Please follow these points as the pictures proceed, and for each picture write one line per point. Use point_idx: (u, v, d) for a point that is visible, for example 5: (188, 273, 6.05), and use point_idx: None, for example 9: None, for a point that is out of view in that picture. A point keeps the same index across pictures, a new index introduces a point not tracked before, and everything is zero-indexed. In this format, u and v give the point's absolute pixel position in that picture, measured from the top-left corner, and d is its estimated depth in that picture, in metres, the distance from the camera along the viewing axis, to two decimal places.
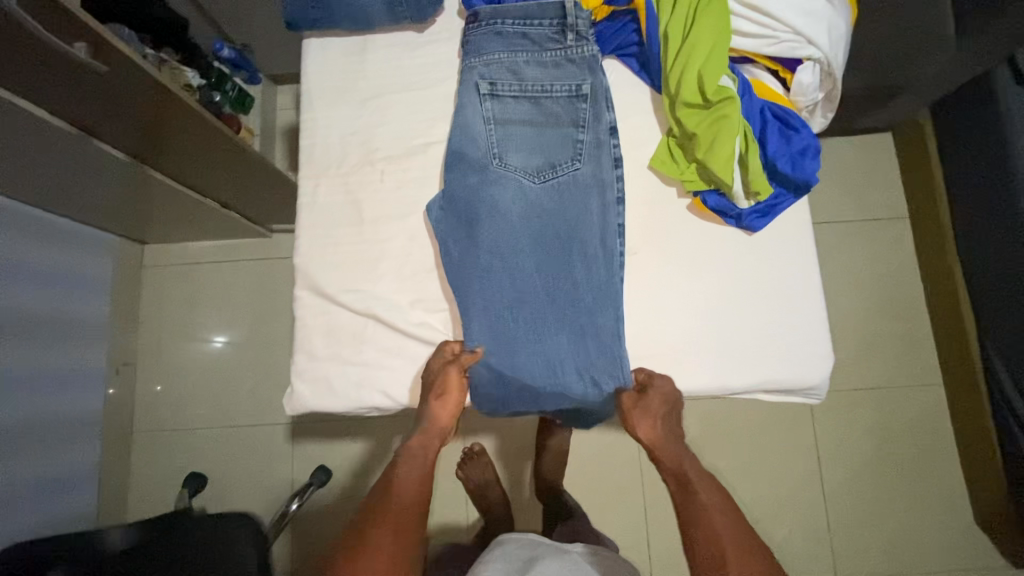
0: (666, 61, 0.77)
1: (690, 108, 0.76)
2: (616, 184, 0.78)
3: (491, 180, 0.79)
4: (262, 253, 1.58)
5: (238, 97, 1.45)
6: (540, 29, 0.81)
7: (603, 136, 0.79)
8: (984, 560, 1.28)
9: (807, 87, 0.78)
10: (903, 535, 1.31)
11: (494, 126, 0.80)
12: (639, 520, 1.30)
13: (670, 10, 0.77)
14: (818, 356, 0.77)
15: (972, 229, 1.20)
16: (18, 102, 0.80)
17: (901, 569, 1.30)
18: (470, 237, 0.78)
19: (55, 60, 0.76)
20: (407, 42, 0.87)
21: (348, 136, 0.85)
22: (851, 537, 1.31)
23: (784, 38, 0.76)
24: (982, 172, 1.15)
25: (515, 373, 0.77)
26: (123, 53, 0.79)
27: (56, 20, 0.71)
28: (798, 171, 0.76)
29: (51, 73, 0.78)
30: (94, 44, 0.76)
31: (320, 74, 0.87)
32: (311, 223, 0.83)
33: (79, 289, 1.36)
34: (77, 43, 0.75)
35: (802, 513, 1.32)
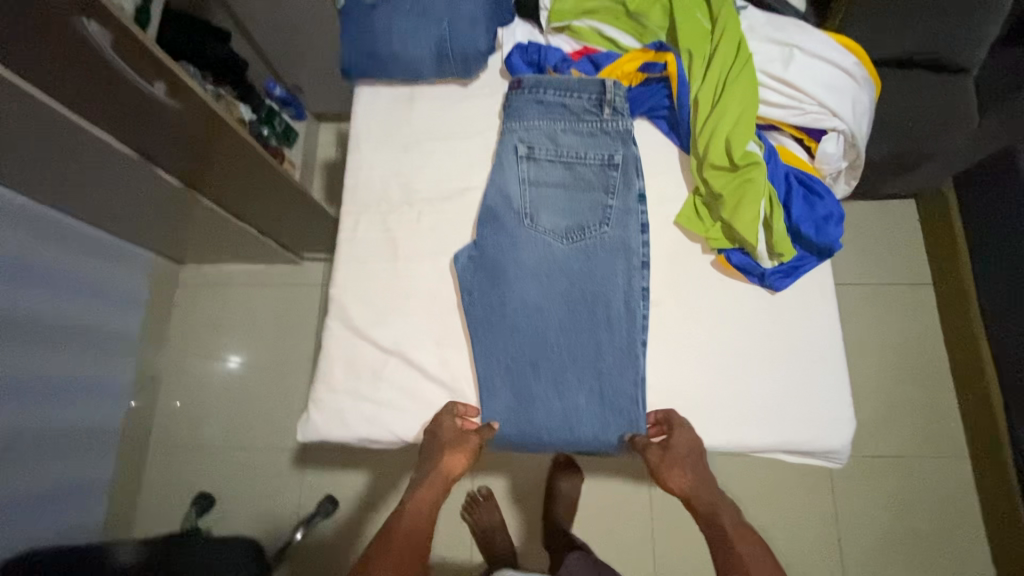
0: (695, 128, 0.82)
1: (717, 169, 0.80)
2: (642, 250, 0.82)
3: (522, 240, 0.83)
4: (291, 278, 1.64)
5: (284, 131, 1.56)
6: (579, 101, 0.85)
7: (631, 205, 0.83)
8: None
9: (830, 156, 0.82)
10: None
11: (528, 187, 0.85)
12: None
13: (702, 77, 0.81)
14: (839, 421, 0.77)
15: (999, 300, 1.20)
16: (97, 131, 0.87)
17: None
18: (499, 292, 0.81)
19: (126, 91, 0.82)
20: (451, 94, 0.93)
21: (388, 178, 0.90)
22: None
23: (810, 110, 0.80)
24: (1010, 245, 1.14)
25: (533, 427, 0.79)
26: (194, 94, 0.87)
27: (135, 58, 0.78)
28: (822, 236, 0.78)
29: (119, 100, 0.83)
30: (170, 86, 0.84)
31: (369, 118, 0.93)
32: (347, 256, 0.87)
33: (116, 302, 1.42)
34: (156, 83, 0.83)
35: None
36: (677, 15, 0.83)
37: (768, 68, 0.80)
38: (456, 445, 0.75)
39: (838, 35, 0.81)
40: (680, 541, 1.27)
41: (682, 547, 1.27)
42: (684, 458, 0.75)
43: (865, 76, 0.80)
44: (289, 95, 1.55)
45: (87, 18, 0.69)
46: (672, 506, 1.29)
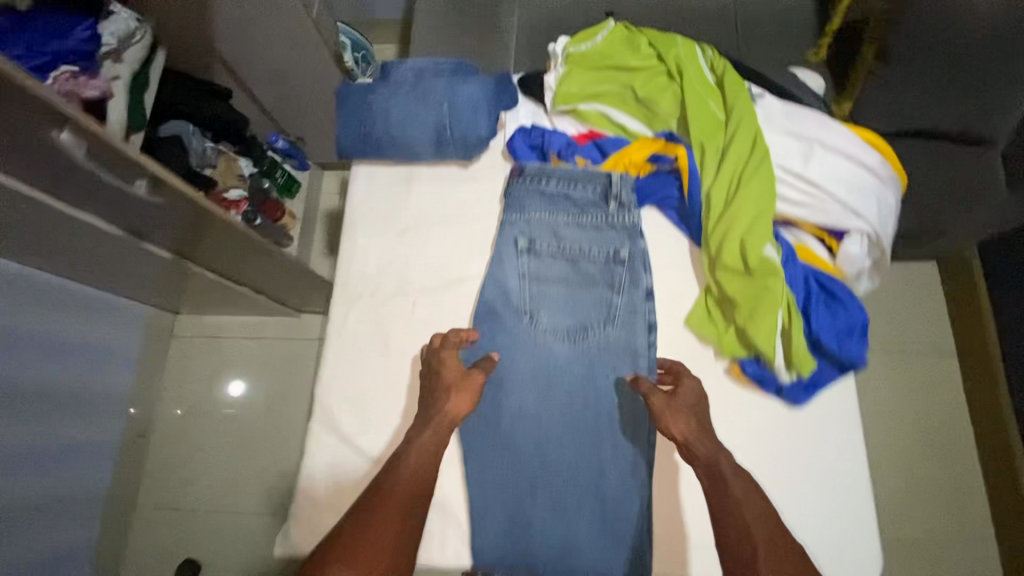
0: (707, 226, 0.77)
1: (731, 273, 0.74)
2: (649, 355, 0.76)
3: (521, 341, 0.78)
4: (289, 331, 1.60)
5: (286, 183, 1.52)
6: (582, 194, 0.82)
7: (639, 304, 0.78)
8: None
9: (852, 257, 0.76)
10: None
11: (528, 283, 0.80)
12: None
13: (714, 173, 0.77)
14: (867, 553, 0.70)
15: None
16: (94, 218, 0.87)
17: None
18: (496, 398, 0.77)
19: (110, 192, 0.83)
20: (451, 175, 0.89)
21: (382, 265, 0.86)
22: None
23: (831, 209, 0.74)
24: None
25: (531, 549, 0.73)
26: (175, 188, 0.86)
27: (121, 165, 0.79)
28: (845, 348, 0.72)
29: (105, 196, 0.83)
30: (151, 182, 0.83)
31: (364, 200, 0.89)
32: (336, 350, 0.82)
33: (111, 360, 1.38)
34: (137, 182, 0.83)
35: None
36: (688, 104, 0.79)
37: (786, 163, 0.75)
38: (461, 387, 0.73)
39: (862, 129, 0.76)
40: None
41: None
42: (688, 407, 0.71)
43: (891, 174, 0.75)
44: (292, 147, 1.53)
45: (61, 131, 0.71)
46: None
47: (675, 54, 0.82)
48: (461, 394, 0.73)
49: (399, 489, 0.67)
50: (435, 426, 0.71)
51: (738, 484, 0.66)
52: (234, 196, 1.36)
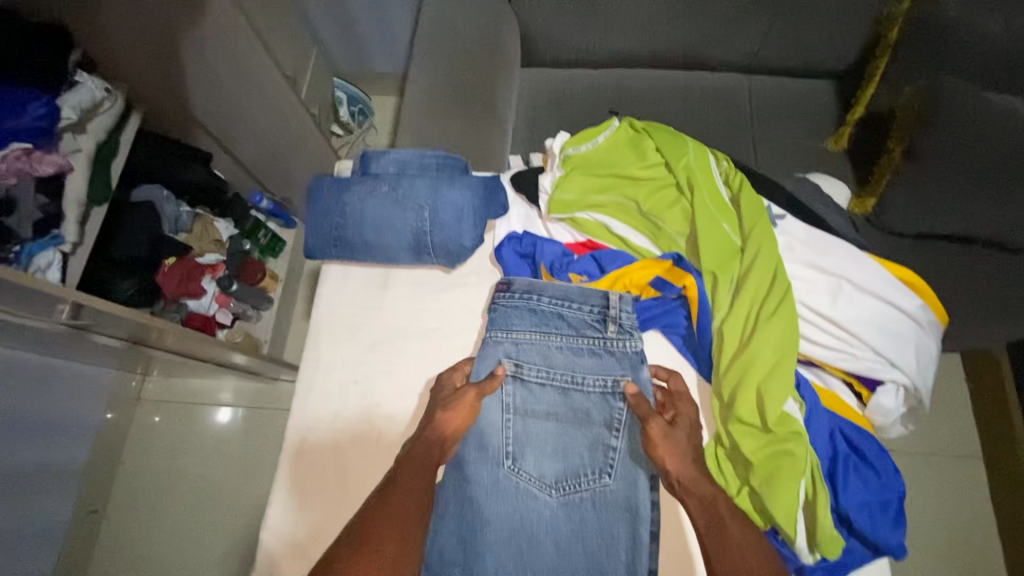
0: (718, 367, 0.67)
1: (744, 426, 0.64)
2: (652, 515, 0.65)
3: (500, 486, 0.67)
4: (262, 400, 1.49)
5: (270, 244, 1.43)
6: (578, 313, 0.72)
7: (641, 451, 0.67)
8: None
9: (886, 409, 0.66)
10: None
11: (511, 418, 0.69)
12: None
13: (728, 307, 0.68)
14: None
15: None
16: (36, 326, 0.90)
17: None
18: (467, 556, 0.64)
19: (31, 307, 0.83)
20: (432, 281, 0.80)
21: (350, 382, 0.76)
22: None
23: (863, 356, 0.64)
24: None
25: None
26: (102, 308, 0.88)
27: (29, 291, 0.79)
28: (879, 527, 0.61)
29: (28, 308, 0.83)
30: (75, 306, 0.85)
31: (333, 305, 0.80)
32: (289, 483, 0.71)
33: (68, 434, 1.27)
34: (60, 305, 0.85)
35: None
36: (700, 223, 0.70)
37: (811, 301, 0.66)
38: (450, 404, 0.66)
39: (894, 264, 0.68)
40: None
41: None
42: (685, 437, 0.63)
43: (930, 319, 0.67)
44: (278, 207, 1.44)
45: None
46: None
47: (686, 164, 0.73)
48: (456, 411, 0.65)
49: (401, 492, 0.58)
50: (420, 438, 0.64)
51: (744, 532, 0.56)
52: (209, 259, 1.27)
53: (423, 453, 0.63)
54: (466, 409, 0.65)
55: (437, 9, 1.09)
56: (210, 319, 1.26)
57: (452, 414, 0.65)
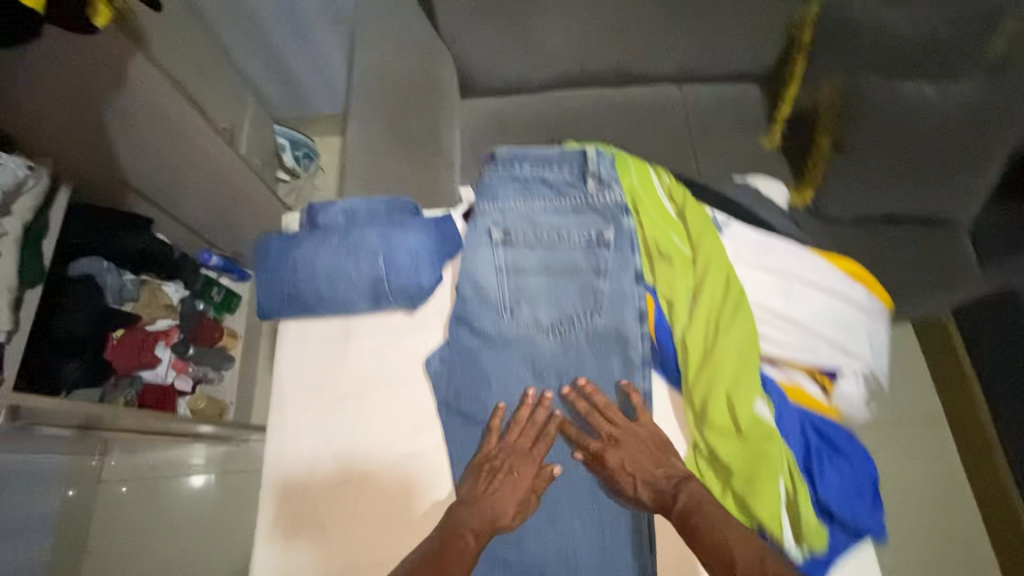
0: (686, 376, 0.68)
1: (718, 432, 0.65)
2: (641, 342, 0.70)
3: (502, 336, 0.74)
4: (234, 463, 1.43)
5: (223, 301, 1.40)
6: (559, 176, 0.77)
7: (626, 287, 0.72)
8: None
9: (851, 399, 0.68)
10: None
11: (505, 276, 0.75)
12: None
13: (686, 318, 0.69)
14: None
15: None
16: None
17: None
18: (476, 390, 0.73)
19: None
20: (395, 327, 0.78)
21: (322, 447, 0.73)
22: None
23: (820, 349, 0.67)
24: None
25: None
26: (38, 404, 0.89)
27: None
28: (856, 514, 0.63)
29: None
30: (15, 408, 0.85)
31: (296, 362, 0.78)
32: (267, 559, 0.68)
33: (19, 532, 1.18)
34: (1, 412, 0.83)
35: None
36: (650, 238, 0.73)
37: (764, 301, 0.68)
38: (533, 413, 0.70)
39: (838, 257, 0.71)
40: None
41: None
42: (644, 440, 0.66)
43: (879, 307, 0.69)
44: (229, 262, 1.41)
45: None
46: None
47: (626, 186, 0.76)
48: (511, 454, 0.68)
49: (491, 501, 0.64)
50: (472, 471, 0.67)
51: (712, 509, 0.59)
52: (161, 325, 1.23)
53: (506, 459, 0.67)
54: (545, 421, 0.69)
55: (373, 51, 1.09)
56: (167, 390, 1.21)
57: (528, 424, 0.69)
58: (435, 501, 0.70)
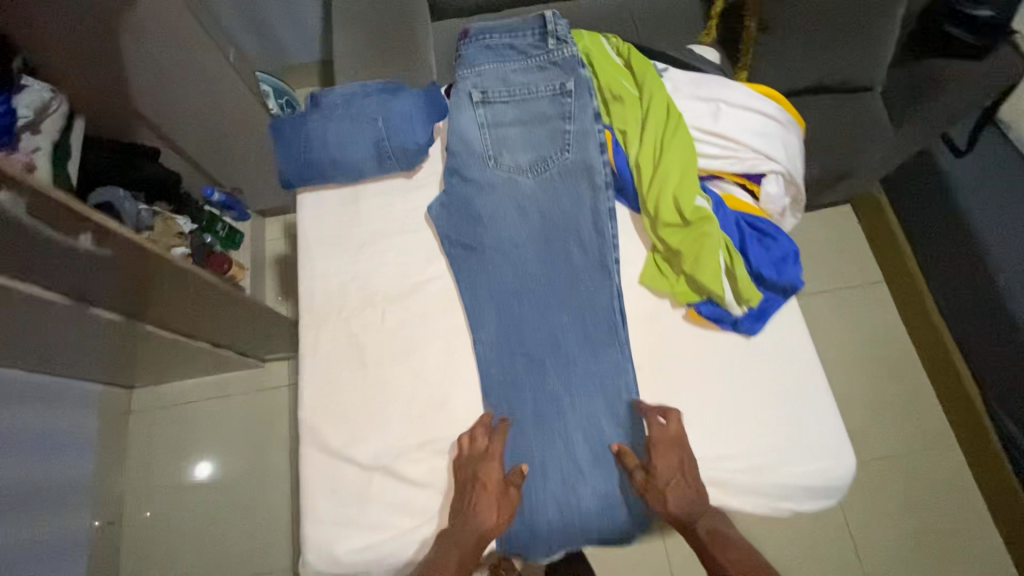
0: (641, 188, 0.84)
1: (670, 227, 0.81)
2: (604, 168, 0.85)
3: (489, 180, 0.88)
4: (256, 384, 1.56)
5: (228, 235, 1.48)
6: (524, 40, 0.89)
7: (588, 125, 0.85)
8: None
9: (774, 196, 0.84)
10: None
11: (487, 130, 0.89)
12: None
13: (637, 142, 0.84)
14: (840, 451, 0.76)
15: (954, 298, 1.38)
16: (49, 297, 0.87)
17: None
18: (473, 226, 0.87)
19: (56, 252, 0.79)
20: (397, 188, 0.91)
21: (348, 286, 0.86)
22: None
23: (746, 157, 0.83)
24: (954, 252, 1.35)
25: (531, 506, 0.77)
26: (124, 235, 0.82)
27: (57, 216, 0.75)
28: (783, 276, 0.79)
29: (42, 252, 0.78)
30: (101, 236, 0.80)
31: (316, 223, 0.91)
32: (313, 373, 0.82)
33: (68, 449, 1.30)
34: (82, 235, 0.79)
35: None
36: (604, 85, 0.87)
37: (699, 124, 0.84)
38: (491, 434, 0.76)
39: (756, 85, 0.86)
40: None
41: None
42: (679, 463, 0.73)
43: (790, 119, 0.85)
44: (230, 198, 1.51)
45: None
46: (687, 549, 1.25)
47: (582, 44, 0.89)
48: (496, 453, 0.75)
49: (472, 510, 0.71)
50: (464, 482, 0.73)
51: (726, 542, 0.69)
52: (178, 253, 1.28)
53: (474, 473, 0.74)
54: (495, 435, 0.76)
55: None
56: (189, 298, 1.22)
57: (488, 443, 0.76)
58: (448, 314, 0.85)
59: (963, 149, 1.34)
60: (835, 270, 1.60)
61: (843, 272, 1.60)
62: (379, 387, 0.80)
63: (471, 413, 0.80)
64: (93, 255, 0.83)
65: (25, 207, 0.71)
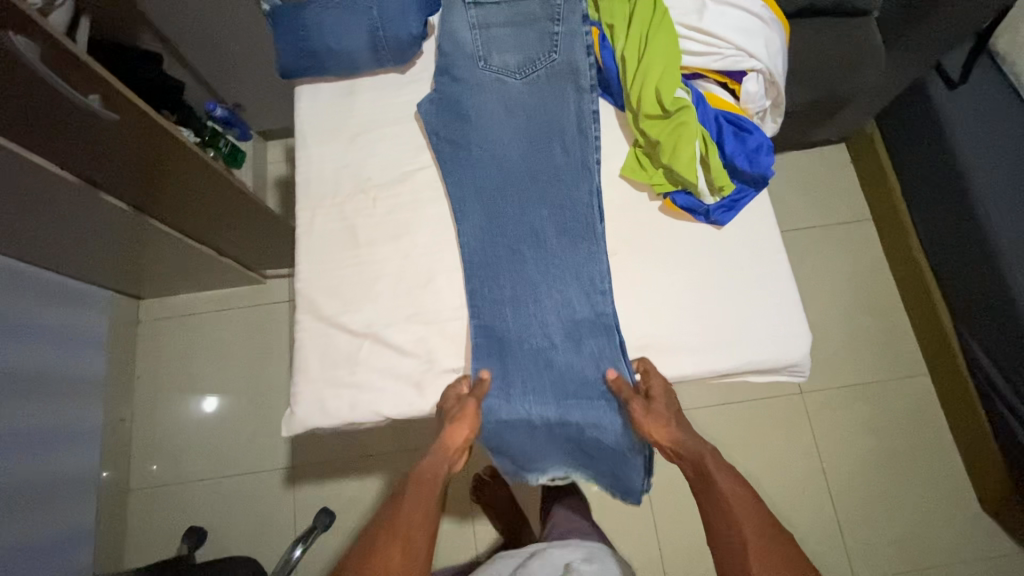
0: (625, 83, 0.86)
1: (651, 119, 0.84)
2: (589, 72, 0.88)
3: (479, 81, 0.90)
4: (256, 298, 1.62)
5: (230, 152, 1.52)
6: None
7: (576, 26, 0.87)
8: (960, 529, 1.41)
9: (754, 95, 0.87)
10: (894, 507, 1.42)
11: (478, 31, 0.90)
12: (656, 567, 1.27)
13: (624, 38, 0.87)
14: (799, 335, 0.82)
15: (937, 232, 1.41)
16: (56, 171, 0.91)
17: (891, 540, 1.41)
18: (462, 125, 0.90)
19: (67, 114, 0.83)
20: (391, 82, 0.95)
21: (343, 173, 0.91)
22: (854, 519, 1.42)
23: (728, 53, 0.85)
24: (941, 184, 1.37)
25: (511, 381, 0.84)
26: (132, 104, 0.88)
27: (71, 75, 0.80)
28: (755, 166, 0.83)
29: (54, 115, 0.82)
30: (107, 98, 0.85)
31: (312, 114, 0.94)
32: (308, 251, 0.87)
33: (75, 345, 1.38)
34: (91, 95, 0.83)
35: (779, 502, 1.43)
36: None
37: (684, 21, 0.86)
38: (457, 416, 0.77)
39: None
40: (677, 507, 1.29)
41: (682, 502, 1.30)
42: (664, 410, 0.77)
43: (772, 17, 0.87)
44: (231, 114, 1.53)
45: (13, 31, 0.71)
46: (662, 457, 1.32)
47: None
48: (464, 424, 0.76)
49: (417, 510, 0.74)
50: (436, 451, 0.77)
51: (723, 476, 0.73)
52: None
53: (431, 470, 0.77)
54: (469, 416, 0.76)
55: None
56: None
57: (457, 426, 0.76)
58: (436, 201, 0.89)
59: (956, 80, 1.32)
60: (823, 207, 1.63)
61: (832, 209, 1.63)
62: (369, 264, 0.86)
63: (455, 291, 0.85)
64: (103, 124, 0.88)
65: (39, 59, 0.75)
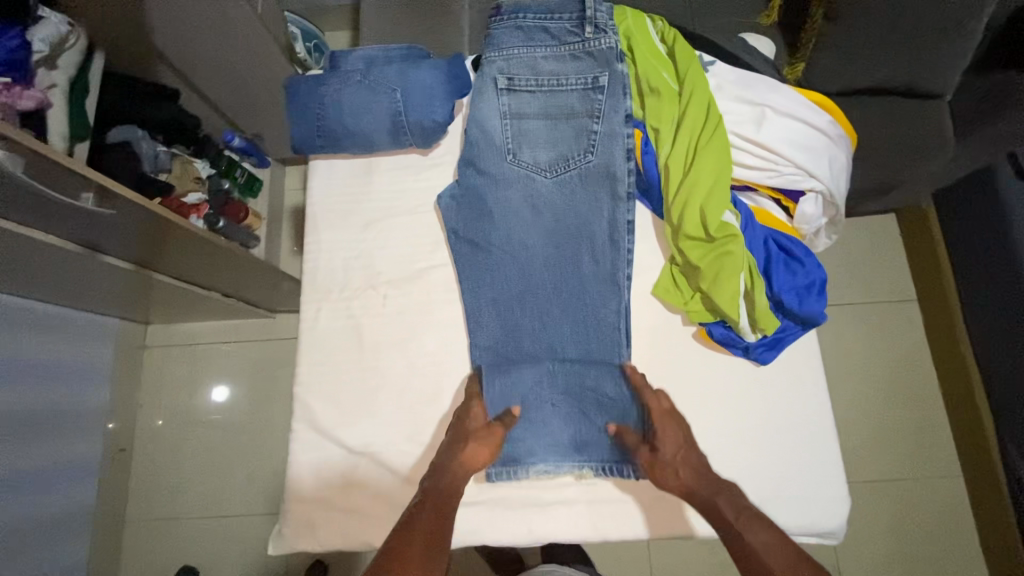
0: (667, 195, 0.78)
1: (692, 240, 0.76)
2: (628, 177, 0.80)
3: (506, 175, 0.82)
4: (263, 333, 1.58)
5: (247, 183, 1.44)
6: (559, 23, 0.82)
7: (617, 127, 0.80)
8: None
9: (810, 216, 0.79)
10: None
11: (510, 120, 0.82)
12: None
13: (670, 144, 0.78)
14: (837, 498, 0.74)
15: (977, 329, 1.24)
16: (56, 243, 0.88)
17: None
18: (483, 224, 0.82)
19: (61, 211, 0.81)
20: (412, 163, 0.87)
21: (353, 264, 0.84)
22: None
23: (786, 172, 0.76)
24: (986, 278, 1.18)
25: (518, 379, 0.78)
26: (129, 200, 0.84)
27: (64, 181, 0.78)
28: (806, 307, 0.75)
29: (47, 212, 0.80)
30: (100, 195, 0.81)
31: (324, 194, 0.88)
32: (310, 351, 0.81)
33: (83, 378, 1.35)
34: (84, 194, 0.81)
35: None
36: (642, 76, 0.80)
37: (740, 130, 0.77)
38: (482, 435, 0.73)
39: (809, 91, 0.79)
40: None
41: None
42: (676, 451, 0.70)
43: (838, 132, 0.78)
44: (250, 145, 1.46)
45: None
46: None
47: (622, 33, 0.82)
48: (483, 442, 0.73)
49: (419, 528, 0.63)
50: (450, 470, 0.70)
51: (749, 525, 0.63)
52: (192, 200, 1.23)
53: (450, 487, 0.69)
54: (495, 431, 0.74)
55: None
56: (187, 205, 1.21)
57: (481, 442, 0.73)
58: (450, 305, 0.82)
59: None
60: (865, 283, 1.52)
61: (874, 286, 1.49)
62: (372, 371, 0.80)
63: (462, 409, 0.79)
64: (99, 217, 0.85)
65: (30, 175, 0.73)
